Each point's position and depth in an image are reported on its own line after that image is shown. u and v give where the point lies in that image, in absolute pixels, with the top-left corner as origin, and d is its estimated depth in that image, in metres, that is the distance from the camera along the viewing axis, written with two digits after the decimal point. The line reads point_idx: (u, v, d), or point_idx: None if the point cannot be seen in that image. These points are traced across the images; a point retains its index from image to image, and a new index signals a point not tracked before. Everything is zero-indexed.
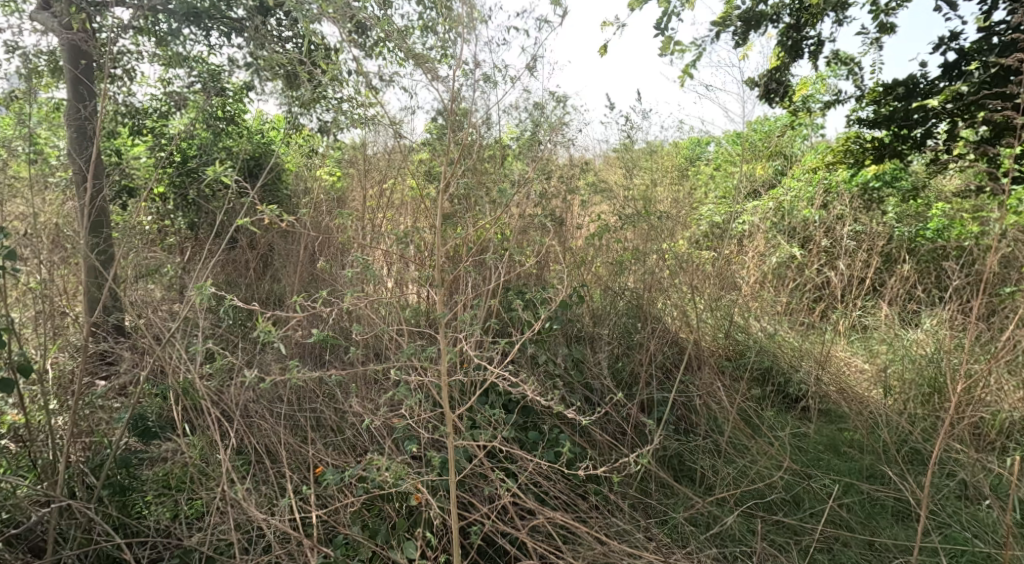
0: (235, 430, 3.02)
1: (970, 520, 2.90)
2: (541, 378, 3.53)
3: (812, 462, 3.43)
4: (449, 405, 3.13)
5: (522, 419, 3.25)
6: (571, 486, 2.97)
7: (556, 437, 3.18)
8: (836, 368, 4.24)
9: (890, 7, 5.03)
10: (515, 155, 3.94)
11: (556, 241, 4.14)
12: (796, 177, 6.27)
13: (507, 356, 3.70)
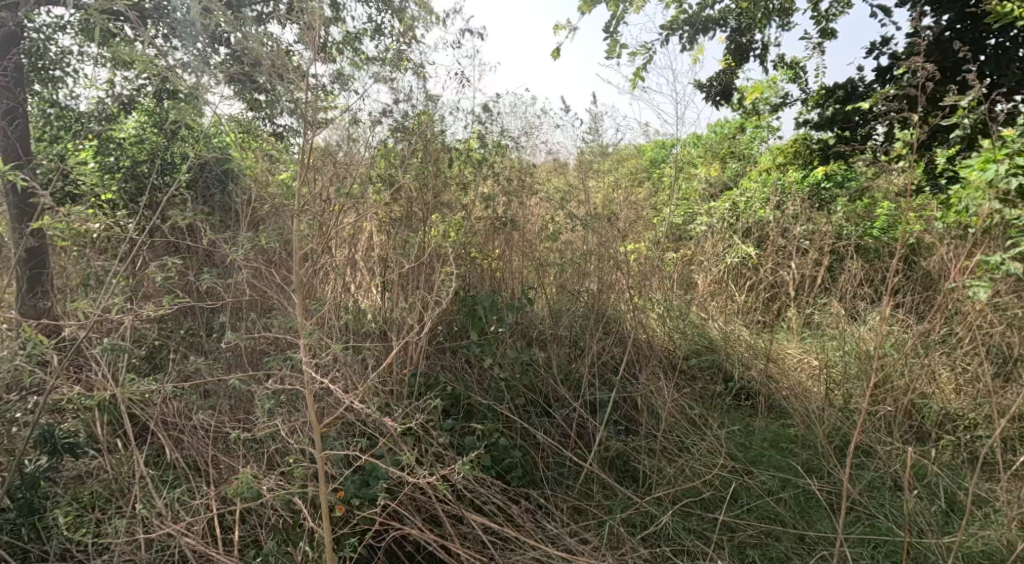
0: (163, 442, 2.93)
1: (897, 511, 2.99)
2: (486, 381, 3.51)
3: (753, 458, 3.47)
4: (389, 414, 3.08)
5: (465, 423, 3.22)
6: (507, 489, 2.97)
7: (496, 441, 3.16)
8: (785, 365, 4.32)
9: (829, 12, 5.18)
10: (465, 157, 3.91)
11: (508, 243, 4.12)
12: (750, 178, 6.38)
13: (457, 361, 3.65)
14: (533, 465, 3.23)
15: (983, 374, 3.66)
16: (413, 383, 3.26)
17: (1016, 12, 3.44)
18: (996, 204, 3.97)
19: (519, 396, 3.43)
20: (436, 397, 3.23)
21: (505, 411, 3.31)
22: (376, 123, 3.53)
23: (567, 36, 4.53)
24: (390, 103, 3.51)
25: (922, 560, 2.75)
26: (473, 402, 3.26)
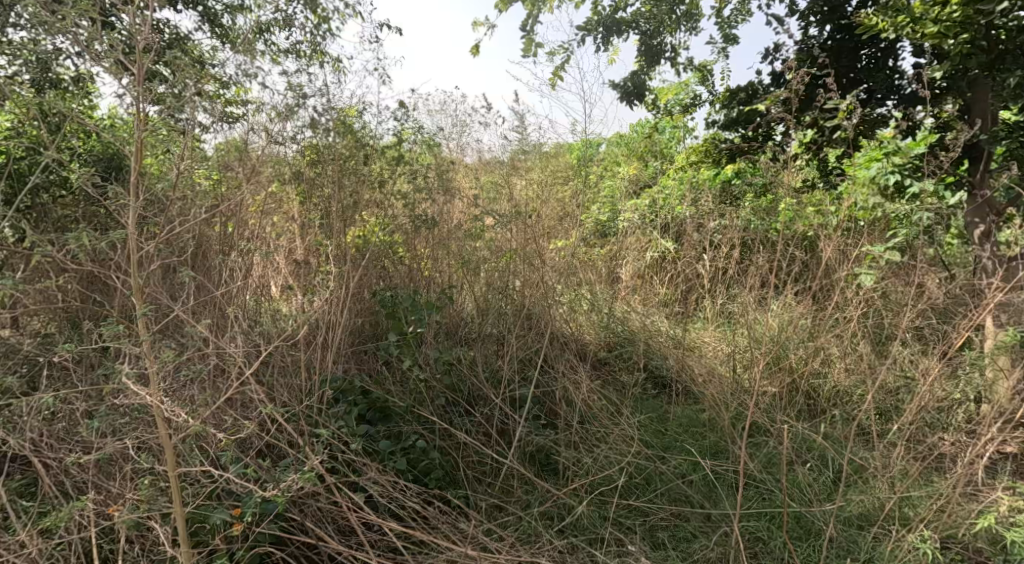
0: (43, 459, 2.77)
1: (793, 486, 3.23)
2: (405, 383, 3.50)
3: (666, 445, 3.64)
4: (302, 422, 3.02)
5: (385, 426, 3.22)
6: (426, 491, 3.00)
7: (413, 444, 3.16)
8: (701, 353, 4.53)
9: (732, 19, 5.47)
10: (391, 154, 3.90)
11: (432, 241, 4.11)
12: (668, 176, 6.62)
13: (376, 363, 3.62)
14: (453, 466, 3.28)
15: (872, 354, 3.97)
16: (331, 388, 3.21)
17: (882, 25, 3.79)
18: (879, 198, 4.32)
19: (440, 397, 3.45)
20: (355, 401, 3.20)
21: (424, 413, 3.32)
22: (296, 120, 3.46)
23: (486, 33, 4.55)
24: (309, 99, 3.44)
25: (809, 526, 3.02)
26: (390, 406, 3.25)
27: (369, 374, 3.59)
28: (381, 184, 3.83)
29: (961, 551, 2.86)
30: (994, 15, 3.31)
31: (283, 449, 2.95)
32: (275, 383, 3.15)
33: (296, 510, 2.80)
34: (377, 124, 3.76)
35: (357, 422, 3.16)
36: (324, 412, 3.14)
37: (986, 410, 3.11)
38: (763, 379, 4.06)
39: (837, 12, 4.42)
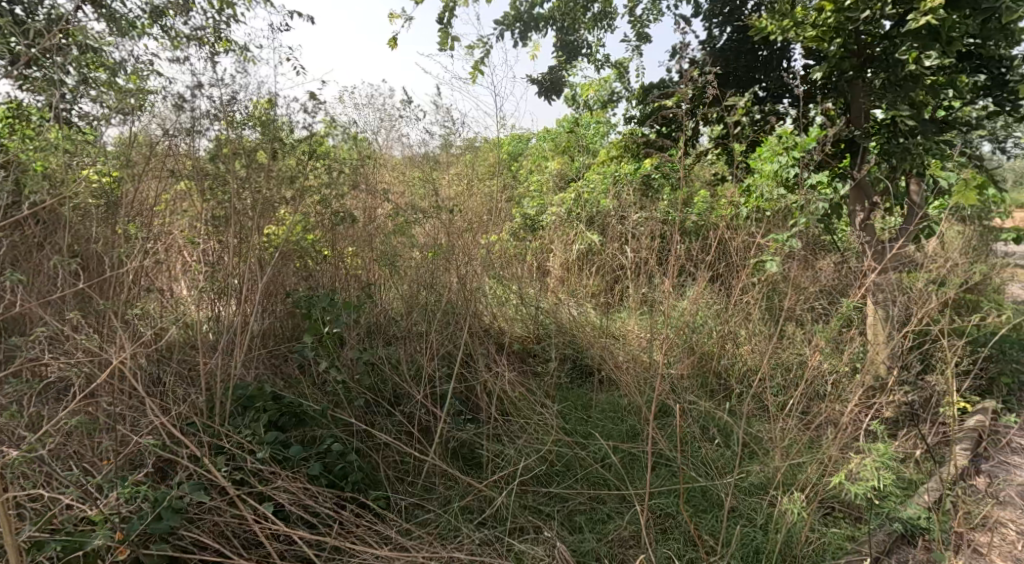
0: None
1: (704, 463, 3.44)
2: (321, 386, 3.42)
3: (586, 431, 3.76)
4: (204, 433, 2.90)
5: (301, 432, 3.16)
6: (342, 494, 2.97)
7: (327, 448, 3.10)
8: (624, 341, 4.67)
9: (645, 18, 5.64)
10: (306, 152, 3.58)
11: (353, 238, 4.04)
12: (592, 169, 6.75)
13: (291, 367, 3.52)
14: (372, 466, 3.26)
15: (778, 336, 4.22)
16: (243, 396, 3.11)
17: (770, 28, 4.01)
18: (781, 190, 4.60)
19: (358, 398, 3.42)
20: (268, 408, 3.12)
21: (339, 416, 3.27)
22: (206, 114, 3.21)
23: (403, 25, 4.28)
24: (219, 92, 3.19)
25: (713, 500, 3.25)
26: (304, 410, 3.17)
27: (286, 379, 3.51)
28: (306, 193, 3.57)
29: (844, 510, 3.29)
30: (860, 23, 3.69)
31: (183, 463, 2.83)
32: (180, 394, 3.02)
33: (204, 526, 2.71)
34: (299, 119, 3.50)
35: (265, 430, 3.06)
36: (233, 421, 3.04)
37: (871, 384, 3.37)
38: (680, 365, 4.23)
39: (735, 14, 4.63)
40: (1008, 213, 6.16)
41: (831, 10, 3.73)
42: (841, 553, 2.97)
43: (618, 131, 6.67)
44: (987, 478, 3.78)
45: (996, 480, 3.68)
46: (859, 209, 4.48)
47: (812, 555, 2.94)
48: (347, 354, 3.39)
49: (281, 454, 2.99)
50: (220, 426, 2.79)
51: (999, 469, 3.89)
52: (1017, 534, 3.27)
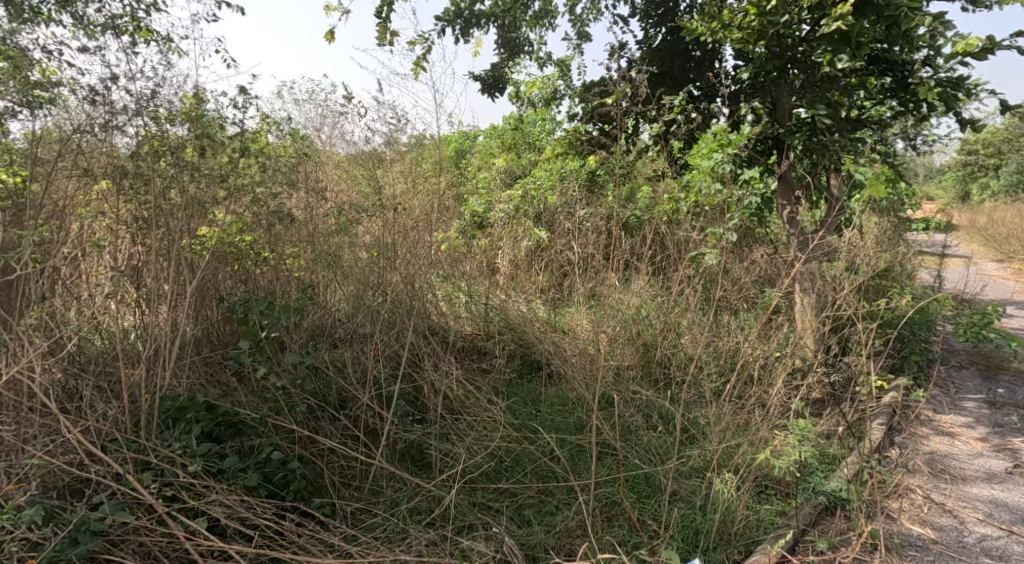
0: None
1: (647, 450, 3.58)
2: (260, 393, 3.34)
3: (534, 426, 3.84)
4: (130, 450, 2.78)
5: (238, 441, 3.06)
6: (282, 504, 2.90)
7: (266, 457, 3.03)
8: (572, 335, 4.76)
9: (585, 16, 5.74)
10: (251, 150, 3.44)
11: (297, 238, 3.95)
12: (538, 167, 6.83)
13: (227, 376, 3.42)
14: (316, 473, 3.21)
15: (717, 325, 4.37)
16: (173, 407, 2.98)
17: (700, 29, 4.21)
18: (717, 185, 4.76)
19: (300, 404, 3.34)
20: (201, 419, 3.00)
21: (279, 424, 3.20)
22: (124, 109, 3.03)
23: (340, 20, 4.29)
24: (139, 85, 3.01)
25: (655, 484, 3.40)
26: (240, 419, 3.06)
27: (221, 387, 3.38)
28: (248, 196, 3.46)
29: (775, 487, 3.51)
30: (780, 26, 3.85)
31: (106, 482, 2.71)
32: (105, 410, 2.89)
33: (128, 547, 2.60)
34: (235, 115, 3.30)
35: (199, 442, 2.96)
36: (162, 435, 2.90)
37: (799, 369, 3.55)
38: (625, 356, 4.33)
39: (669, 15, 4.79)
40: (918, 204, 6.62)
41: (754, 14, 3.91)
42: (773, 530, 3.15)
43: (562, 128, 6.76)
44: (899, 450, 4.09)
45: (906, 451, 3.98)
46: (786, 203, 4.71)
47: (747, 534, 3.11)
48: (288, 359, 3.30)
49: (217, 466, 2.90)
50: (145, 441, 2.66)
51: (909, 441, 4.22)
52: (923, 498, 3.56)
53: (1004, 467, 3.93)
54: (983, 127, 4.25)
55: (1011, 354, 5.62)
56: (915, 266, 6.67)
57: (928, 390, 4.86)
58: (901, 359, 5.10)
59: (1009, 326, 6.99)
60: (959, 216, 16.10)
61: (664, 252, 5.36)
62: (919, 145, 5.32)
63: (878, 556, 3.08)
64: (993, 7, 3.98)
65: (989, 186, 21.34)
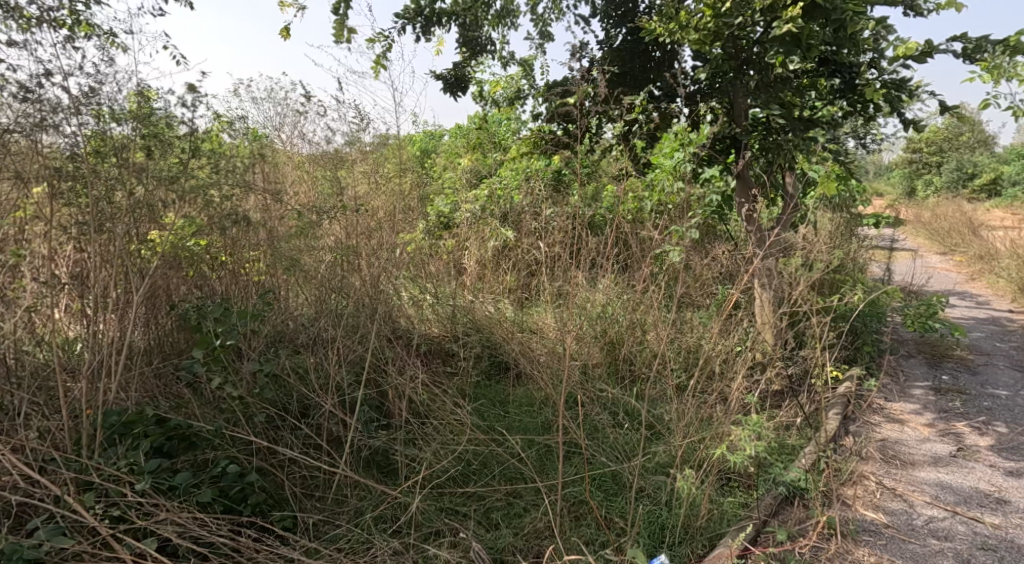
0: None
1: (614, 448, 3.59)
2: (213, 405, 3.23)
3: (501, 427, 3.82)
4: (71, 470, 2.65)
5: (190, 455, 2.95)
6: (238, 519, 2.80)
7: (221, 471, 2.93)
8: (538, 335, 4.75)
9: (547, 15, 5.73)
10: (211, 148, 3.40)
11: (255, 242, 3.83)
12: (503, 166, 6.81)
13: (178, 388, 3.30)
14: (275, 485, 3.12)
15: (681, 323, 4.39)
16: (119, 423, 2.84)
17: (659, 30, 4.25)
18: (679, 184, 4.80)
19: (256, 414, 3.24)
20: (150, 434, 2.87)
21: (235, 436, 3.10)
22: (62, 107, 2.83)
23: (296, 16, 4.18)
24: (78, 82, 2.85)
25: (622, 483, 3.41)
26: (193, 432, 2.94)
27: (173, 398, 3.25)
28: (201, 199, 3.35)
29: (737, 480, 3.56)
30: (735, 27, 3.93)
31: (45, 505, 2.57)
32: (45, 428, 2.75)
33: None
34: (186, 112, 3.16)
35: (148, 457, 2.85)
36: (107, 452, 2.78)
37: (759, 365, 3.59)
38: (591, 355, 4.33)
39: (628, 15, 4.81)
40: (868, 199, 6.81)
41: (710, 15, 3.95)
42: (735, 523, 3.19)
43: (527, 128, 6.74)
44: (853, 438, 4.19)
45: (860, 439, 4.09)
46: (744, 201, 4.79)
47: (710, 528, 3.14)
48: (245, 368, 3.19)
49: (167, 482, 2.79)
50: (87, 461, 2.54)
51: (863, 429, 4.34)
52: (876, 485, 3.65)
53: (949, 450, 4.06)
54: (925, 127, 4.38)
55: (956, 342, 5.83)
56: (868, 260, 6.86)
57: (879, 378, 5.01)
58: (854, 350, 5.24)
59: (954, 315, 7.26)
60: (907, 211, 16.68)
61: (628, 249, 5.38)
62: (867, 143, 5.47)
63: (834, 543, 3.14)
64: (931, 11, 4.08)
65: (936, 181, 22.12)
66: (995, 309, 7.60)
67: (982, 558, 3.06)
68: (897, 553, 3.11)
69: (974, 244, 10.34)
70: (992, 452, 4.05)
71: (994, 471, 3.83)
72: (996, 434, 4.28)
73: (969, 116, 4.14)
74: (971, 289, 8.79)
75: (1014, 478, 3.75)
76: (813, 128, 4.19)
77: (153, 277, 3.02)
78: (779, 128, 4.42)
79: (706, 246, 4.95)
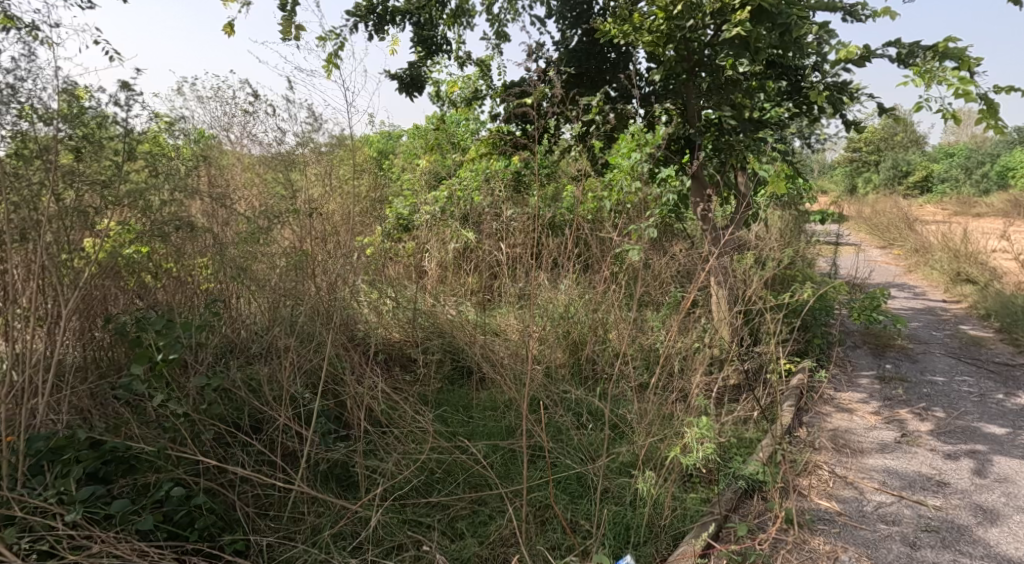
0: None
1: (579, 449, 3.56)
2: (154, 424, 3.06)
3: (465, 433, 3.75)
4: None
5: (129, 479, 2.78)
6: (182, 545, 2.65)
7: (163, 494, 2.77)
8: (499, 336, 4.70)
9: (502, 16, 5.66)
10: (148, 149, 3.22)
11: (200, 248, 3.65)
12: (462, 167, 6.73)
13: (116, 408, 3.10)
14: (226, 506, 2.98)
15: (641, 322, 4.39)
16: (47, 449, 2.65)
17: (613, 31, 4.23)
18: (637, 184, 4.81)
19: (203, 432, 3.08)
20: (83, 458, 2.69)
21: (178, 456, 2.93)
22: None
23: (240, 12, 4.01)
24: None
25: (586, 485, 3.37)
26: (133, 453, 2.77)
27: (111, 418, 3.06)
28: (140, 203, 3.18)
29: (699, 476, 3.56)
30: (688, 31, 3.99)
31: None
32: None
33: None
34: (120, 112, 2.98)
35: (81, 484, 2.67)
36: (34, 481, 2.59)
37: (716, 363, 3.61)
38: (554, 356, 4.29)
39: (583, 17, 4.77)
40: (813, 197, 6.97)
41: (662, 17, 3.98)
42: (696, 520, 3.19)
43: (485, 129, 6.66)
44: (806, 429, 4.26)
45: (813, 430, 4.15)
46: (700, 200, 4.82)
47: (673, 528, 3.13)
48: (190, 383, 3.03)
49: (103, 510, 2.62)
50: (8, 494, 2.36)
51: (815, 419, 4.42)
52: (829, 474, 3.71)
53: (893, 437, 4.16)
54: (866, 127, 4.50)
55: (896, 332, 6.01)
56: (815, 255, 7.03)
57: (829, 369, 5.12)
58: (805, 343, 5.35)
59: (894, 306, 7.50)
60: (852, 207, 17.24)
61: (587, 249, 5.38)
62: (812, 143, 5.60)
63: (792, 534, 3.17)
64: (868, 17, 4.19)
65: (876, 179, 22.98)
66: (930, 299, 7.89)
67: (927, 540, 3.13)
68: (851, 540, 3.15)
69: (910, 237, 10.75)
70: (932, 436, 4.17)
71: (936, 455, 3.94)
72: (935, 419, 4.42)
73: (902, 118, 4.30)
74: (910, 280, 9.13)
75: (953, 461, 3.87)
76: (761, 129, 4.36)
77: (83, 290, 2.83)
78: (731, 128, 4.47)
79: (665, 245, 4.96)
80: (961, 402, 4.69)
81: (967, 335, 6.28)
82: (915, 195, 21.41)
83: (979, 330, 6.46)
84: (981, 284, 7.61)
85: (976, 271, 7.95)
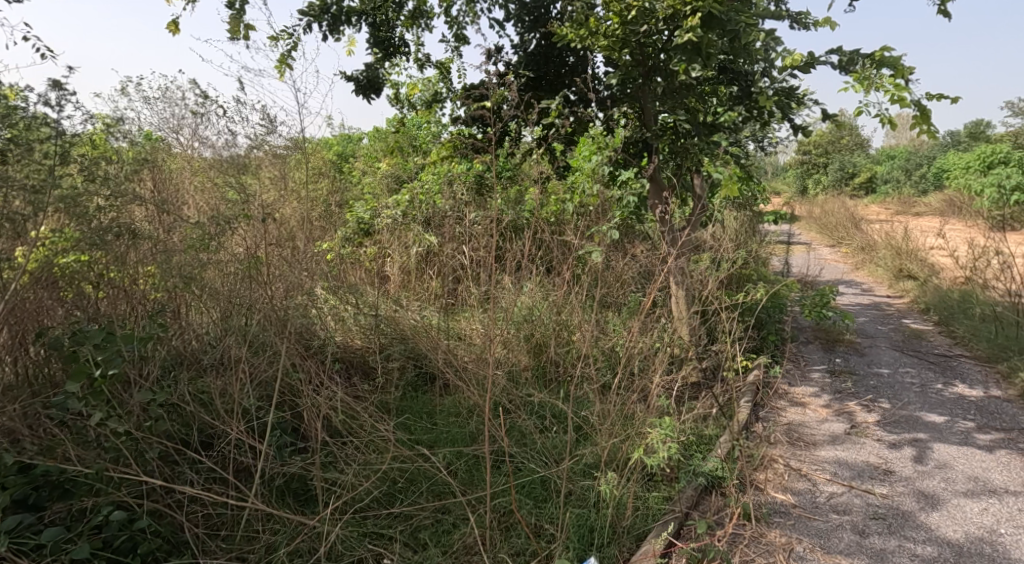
0: None
1: (544, 452, 3.53)
2: (92, 445, 2.90)
3: (427, 440, 3.69)
4: None
5: (64, 504, 2.63)
6: None
7: (102, 519, 2.63)
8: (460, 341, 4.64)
9: (460, 17, 5.60)
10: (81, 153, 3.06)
11: (144, 257, 3.48)
12: (422, 171, 6.66)
13: (52, 429, 2.94)
14: (174, 526, 2.85)
15: (602, 323, 4.38)
16: None
17: (569, 35, 4.22)
18: (598, 186, 4.82)
19: (147, 451, 2.94)
20: (10, 485, 2.52)
21: (119, 477, 2.79)
22: None
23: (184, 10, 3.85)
24: None
25: (550, 489, 3.34)
26: (67, 477, 2.62)
27: (46, 440, 2.90)
28: (75, 209, 3.01)
29: (661, 474, 3.57)
30: (642, 35, 4.03)
31: None
32: None
33: None
34: (51, 112, 2.82)
35: (10, 512, 2.50)
36: None
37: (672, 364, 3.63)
38: (516, 359, 4.25)
39: (540, 21, 4.72)
40: (766, 198, 7.11)
41: (617, 22, 4.01)
42: (657, 521, 3.19)
43: (445, 132, 6.60)
44: (762, 424, 4.32)
45: (768, 425, 4.21)
46: (658, 202, 4.85)
47: (634, 527, 3.12)
48: (132, 400, 2.89)
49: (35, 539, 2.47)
50: None
51: (770, 414, 4.49)
52: (784, 467, 3.76)
53: (844, 429, 4.25)
54: (813, 133, 4.55)
55: (846, 327, 6.17)
56: (769, 254, 7.19)
57: (784, 365, 5.22)
58: (760, 340, 5.44)
59: (844, 302, 7.71)
60: (805, 207, 17.73)
61: (549, 251, 5.37)
62: (765, 145, 5.69)
63: (749, 529, 3.20)
64: (813, 25, 4.26)
65: (824, 180, 23.73)
66: (876, 295, 8.14)
67: (875, 528, 3.20)
68: (805, 531, 3.20)
69: (856, 235, 11.11)
70: (879, 427, 4.28)
71: (881, 444, 4.04)
72: (882, 410, 4.53)
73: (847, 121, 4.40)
74: (857, 277, 9.42)
75: (897, 449, 3.97)
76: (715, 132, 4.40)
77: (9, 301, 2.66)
78: (687, 131, 4.51)
79: (625, 246, 4.98)
80: (906, 393, 4.82)
81: (910, 329, 6.50)
82: (861, 195, 22.15)
83: (920, 324, 6.69)
84: (922, 279, 7.90)
85: (917, 267, 8.23)
